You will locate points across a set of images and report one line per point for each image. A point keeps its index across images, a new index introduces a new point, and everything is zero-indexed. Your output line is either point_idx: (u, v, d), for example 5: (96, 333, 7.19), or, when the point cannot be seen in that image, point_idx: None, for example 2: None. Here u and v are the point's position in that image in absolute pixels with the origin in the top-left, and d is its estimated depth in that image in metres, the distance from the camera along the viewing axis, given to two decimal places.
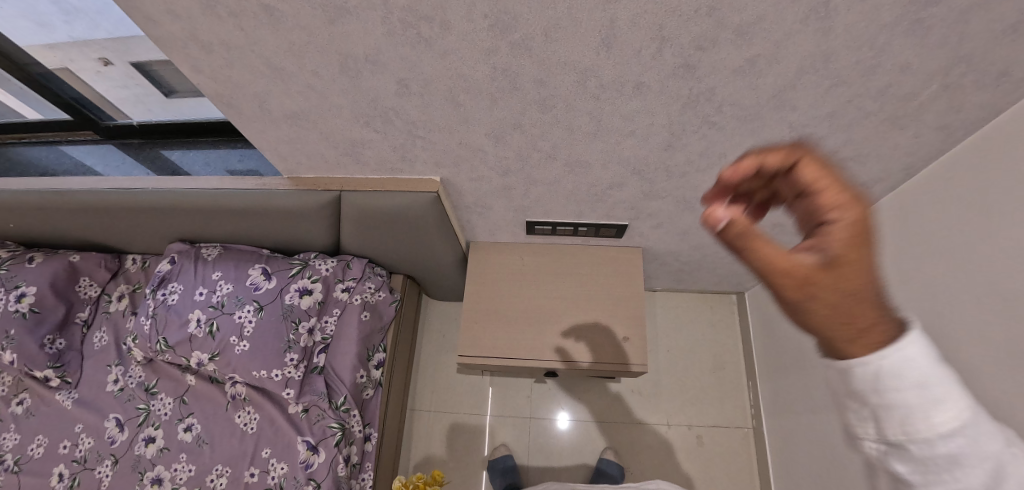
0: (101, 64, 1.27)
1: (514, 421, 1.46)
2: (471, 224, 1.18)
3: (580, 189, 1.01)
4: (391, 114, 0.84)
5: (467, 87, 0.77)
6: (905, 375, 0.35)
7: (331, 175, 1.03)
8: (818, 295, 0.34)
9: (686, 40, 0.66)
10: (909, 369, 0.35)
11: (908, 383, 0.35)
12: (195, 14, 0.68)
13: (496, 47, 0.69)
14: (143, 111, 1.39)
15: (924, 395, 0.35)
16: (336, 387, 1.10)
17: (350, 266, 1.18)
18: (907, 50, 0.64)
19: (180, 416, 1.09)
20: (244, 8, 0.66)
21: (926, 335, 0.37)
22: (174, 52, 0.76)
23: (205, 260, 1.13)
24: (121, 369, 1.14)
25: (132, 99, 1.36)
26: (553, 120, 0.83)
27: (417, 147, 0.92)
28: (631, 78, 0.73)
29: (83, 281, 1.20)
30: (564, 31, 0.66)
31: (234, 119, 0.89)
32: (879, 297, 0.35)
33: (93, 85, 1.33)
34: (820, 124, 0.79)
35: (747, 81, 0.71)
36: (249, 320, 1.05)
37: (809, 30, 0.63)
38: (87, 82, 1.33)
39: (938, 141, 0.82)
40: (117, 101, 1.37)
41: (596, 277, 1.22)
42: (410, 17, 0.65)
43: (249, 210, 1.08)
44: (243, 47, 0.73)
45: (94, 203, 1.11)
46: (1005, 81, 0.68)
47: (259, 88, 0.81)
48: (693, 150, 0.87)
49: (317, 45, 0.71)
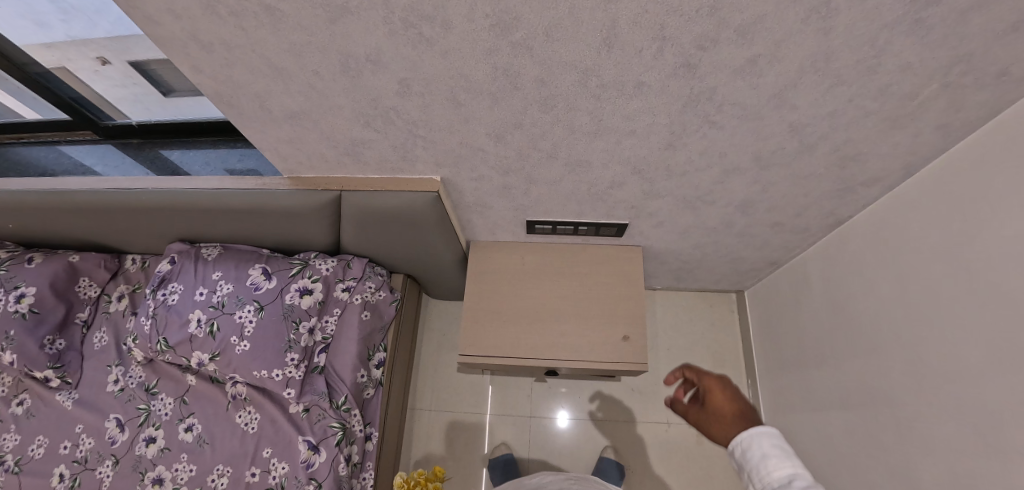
0: (99, 63, 1.26)
1: (514, 420, 1.46)
2: (471, 224, 1.18)
3: (581, 188, 1.01)
4: (392, 114, 0.84)
5: (469, 87, 0.77)
6: (750, 448, 0.63)
7: (331, 174, 1.03)
8: (699, 414, 0.71)
9: (687, 39, 0.66)
10: (753, 444, 0.63)
11: (756, 455, 0.62)
12: (196, 14, 0.68)
13: (497, 47, 0.70)
14: (142, 111, 1.38)
15: (766, 462, 0.61)
16: (336, 387, 1.10)
17: (350, 265, 1.18)
18: (907, 50, 0.64)
19: (181, 417, 1.09)
20: (245, 8, 0.66)
21: (776, 433, 0.63)
22: (174, 52, 0.76)
23: (204, 260, 1.13)
24: (121, 369, 1.14)
25: (131, 98, 1.36)
26: (554, 120, 0.83)
27: (418, 147, 0.92)
28: (632, 78, 0.73)
29: (83, 282, 1.20)
30: (566, 30, 0.66)
31: (234, 119, 0.89)
32: (730, 400, 0.69)
33: (92, 85, 1.33)
34: (820, 123, 0.79)
35: (748, 80, 0.71)
36: (249, 320, 1.05)
37: (810, 30, 0.63)
38: (85, 81, 1.32)
39: (937, 141, 0.82)
40: (115, 100, 1.37)
41: (597, 276, 1.22)
42: (412, 16, 0.65)
43: (249, 210, 1.08)
44: (244, 47, 0.73)
45: (94, 203, 1.11)
46: (1004, 81, 0.68)
47: (260, 88, 0.81)
48: (693, 149, 0.87)
49: (319, 45, 0.71)
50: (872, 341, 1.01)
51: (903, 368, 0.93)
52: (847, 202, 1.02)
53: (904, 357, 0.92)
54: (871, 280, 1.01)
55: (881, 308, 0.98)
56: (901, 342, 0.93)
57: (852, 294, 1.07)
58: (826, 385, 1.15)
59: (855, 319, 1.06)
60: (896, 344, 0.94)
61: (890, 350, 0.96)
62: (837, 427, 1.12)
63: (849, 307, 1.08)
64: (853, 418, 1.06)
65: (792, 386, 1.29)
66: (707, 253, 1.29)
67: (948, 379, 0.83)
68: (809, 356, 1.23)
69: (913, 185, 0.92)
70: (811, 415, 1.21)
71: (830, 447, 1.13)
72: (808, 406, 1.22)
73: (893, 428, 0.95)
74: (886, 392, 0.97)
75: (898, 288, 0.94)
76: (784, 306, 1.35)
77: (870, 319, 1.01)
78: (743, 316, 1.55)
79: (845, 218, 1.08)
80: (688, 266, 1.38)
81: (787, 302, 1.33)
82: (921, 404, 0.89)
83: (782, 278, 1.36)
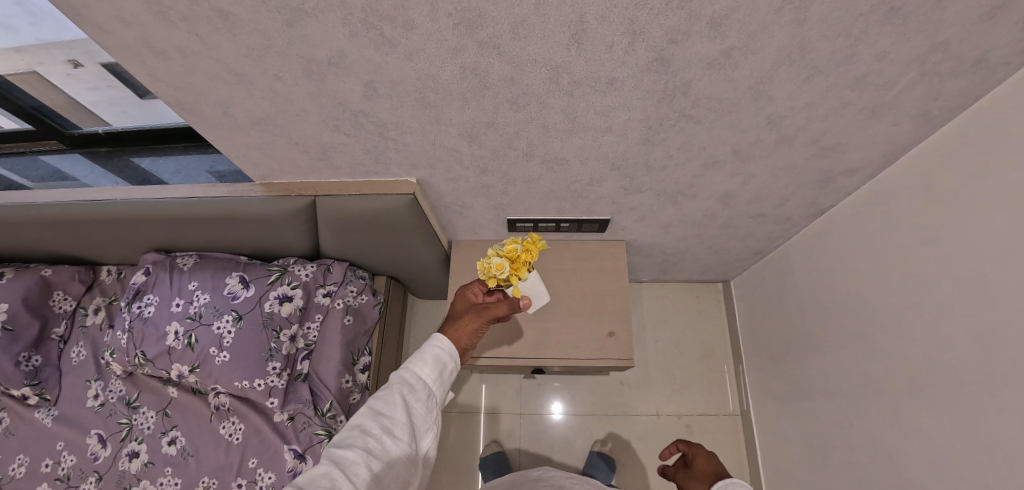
0: (70, 66, 1.19)
1: (506, 418, 1.46)
2: (452, 224, 1.16)
3: (559, 186, 0.99)
4: (361, 117, 0.81)
5: (437, 88, 0.75)
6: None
7: (304, 180, 1.00)
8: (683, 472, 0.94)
9: (658, 34, 0.64)
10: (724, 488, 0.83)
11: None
12: (145, 19, 0.65)
13: (463, 46, 0.67)
14: (117, 114, 1.31)
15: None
16: (321, 394, 1.09)
17: (330, 270, 1.16)
18: (884, 39, 0.63)
19: (164, 430, 1.07)
20: (197, 13, 0.64)
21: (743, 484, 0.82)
22: (128, 60, 0.72)
23: (180, 270, 1.10)
24: (100, 384, 1.12)
25: (104, 103, 1.28)
26: (527, 119, 0.81)
27: (390, 149, 0.89)
28: (604, 74, 0.71)
29: (57, 295, 1.17)
30: (532, 28, 0.64)
31: (198, 126, 0.86)
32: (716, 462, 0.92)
33: (65, 89, 1.26)
34: (798, 115, 0.77)
35: (723, 73, 0.70)
36: (228, 330, 1.03)
37: (784, 21, 0.61)
38: (56, 85, 1.25)
39: (917, 129, 0.81)
40: (89, 104, 1.29)
41: (581, 272, 1.21)
42: (371, 17, 0.63)
43: (221, 218, 1.05)
44: (201, 53, 0.70)
45: (62, 216, 1.08)
46: (981, 67, 0.67)
47: (221, 94, 0.78)
48: (671, 144, 0.86)
49: (277, 49, 0.69)
50: (856, 330, 1.01)
51: (886, 358, 0.93)
52: (827, 192, 1.01)
53: (887, 346, 0.92)
54: (854, 270, 1.01)
55: (865, 297, 0.98)
56: (883, 331, 0.93)
57: (836, 285, 1.07)
58: (814, 374, 1.15)
59: (839, 309, 1.06)
60: (879, 334, 0.94)
61: (873, 340, 0.96)
62: (823, 416, 1.12)
63: (833, 295, 1.08)
64: (838, 407, 1.07)
65: (779, 375, 1.30)
66: (692, 246, 1.28)
67: (931, 368, 0.84)
68: (795, 346, 1.23)
69: (892, 173, 0.91)
70: (799, 405, 1.21)
71: (818, 436, 1.14)
72: (795, 395, 1.23)
73: (878, 417, 0.96)
74: (871, 382, 0.97)
75: (881, 278, 0.94)
76: (769, 295, 1.34)
77: (853, 309, 1.01)
78: (729, 305, 1.55)
79: (827, 207, 1.08)
80: (673, 258, 1.37)
81: (772, 291, 1.33)
82: (903, 394, 0.89)
83: (766, 267, 1.35)
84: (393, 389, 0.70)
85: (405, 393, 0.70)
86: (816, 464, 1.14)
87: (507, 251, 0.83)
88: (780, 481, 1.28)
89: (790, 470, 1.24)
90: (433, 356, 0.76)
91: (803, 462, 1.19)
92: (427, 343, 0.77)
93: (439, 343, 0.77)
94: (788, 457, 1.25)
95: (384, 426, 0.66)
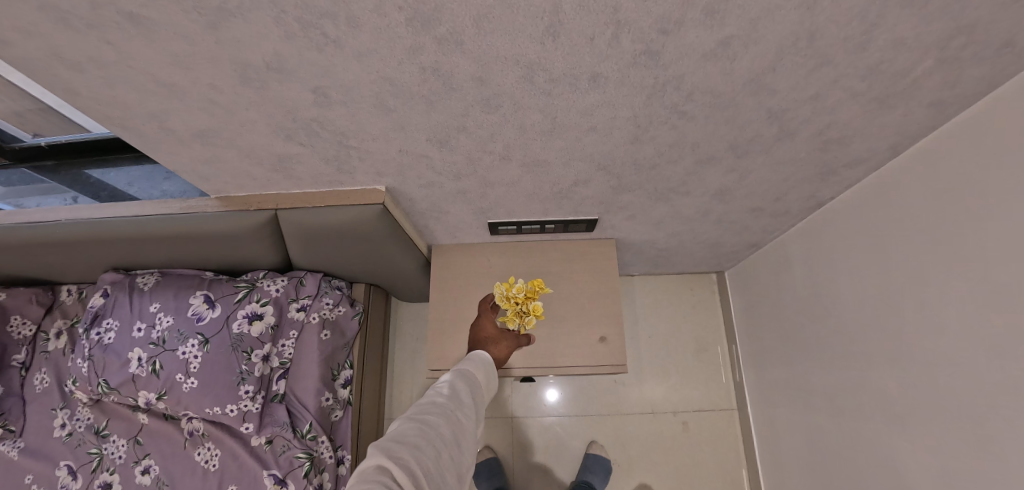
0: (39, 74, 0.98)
1: (498, 422, 1.42)
2: (430, 229, 1.08)
3: (542, 188, 0.92)
4: (315, 125, 0.72)
5: (397, 91, 0.66)
6: None
7: (263, 192, 0.92)
8: None
9: (646, 23, 0.55)
10: None
11: None
12: (45, 27, 0.55)
13: (421, 44, 0.58)
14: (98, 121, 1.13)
15: None
16: (300, 414, 1.05)
17: (303, 283, 1.09)
18: (903, 23, 0.55)
19: (136, 458, 1.02)
20: (104, 17, 0.54)
21: None
22: (38, 73, 0.63)
23: (141, 290, 1.03)
24: (67, 412, 1.06)
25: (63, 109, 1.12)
26: (501, 121, 0.72)
27: (352, 158, 0.81)
28: (585, 70, 0.62)
29: (14, 320, 1.10)
30: (499, 21, 0.54)
31: (134, 141, 0.76)
32: None
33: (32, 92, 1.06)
34: (802, 108, 0.70)
35: (720, 65, 0.61)
36: (195, 355, 0.97)
37: (790, 5, 0.52)
38: (20, 86, 1.03)
39: (928, 119, 0.73)
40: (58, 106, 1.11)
41: (570, 275, 1.14)
42: (309, 15, 0.54)
43: (179, 236, 0.97)
44: (119, 62, 0.60)
45: (10, 238, 1.00)
46: (1008, 50, 0.59)
47: (153, 107, 0.69)
48: (662, 142, 0.78)
49: (206, 55, 0.59)
50: (857, 332, 0.95)
51: (889, 362, 0.87)
52: (829, 185, 0.94)
53: (890, 350, 0.87)
54: (854, 268, 0.95)
55: (867, 297, 0.92)
56: (886, 333, 0.88)
57: (836, 281, 1.01)
58: (812, 373, 1.11)
59: (839, 308, 1.00)
60: (882, 337, 0.89)
61: (875, 343, 0.91)
62: (822, 416, 1.08)
63: (832, 293, 1.02)
64: (838, 408, 1.03)
65: (777, 372, 1.25)
66: (685, 240, 1.21)
67: (936, 375, 0.78)
68: (793, 341, 1.18)
69: (897, 165, 0.84)
70: (796, 402, 1.17)
71: (816, 435, 1.10)
72: (793, 393, 1.19)
73: (879, 422, 0.91)
74: (872, 385, 0.92)
75: (884, 278, 0.87)
76: (766, 288, 1.29)
77: (855, 309, 0.95)
78: (725, 296, 1.50)
79: (827, 200, 1.01)
80: (667, 253, 1.31)
81: (769, 284, 1.27)
82: (907, 401, 0.84)
83: (763, 259, 1.29)
84: (455, 379, 0.79)
85: (464, 382, 0.79)
86: (816, 463, 1.11)
87: (538, 309, 1.02)
88: (779, 476, 1.25)
89: (788, 467, 1.21)
90: (481, 364, 0.89)
91: (801, 460, 1.16)
92: (471, 357, 0.92)
93: (482, 357, 0.93)
94: (786, 454, 1.22)
95: (452, 402, 0.73)
